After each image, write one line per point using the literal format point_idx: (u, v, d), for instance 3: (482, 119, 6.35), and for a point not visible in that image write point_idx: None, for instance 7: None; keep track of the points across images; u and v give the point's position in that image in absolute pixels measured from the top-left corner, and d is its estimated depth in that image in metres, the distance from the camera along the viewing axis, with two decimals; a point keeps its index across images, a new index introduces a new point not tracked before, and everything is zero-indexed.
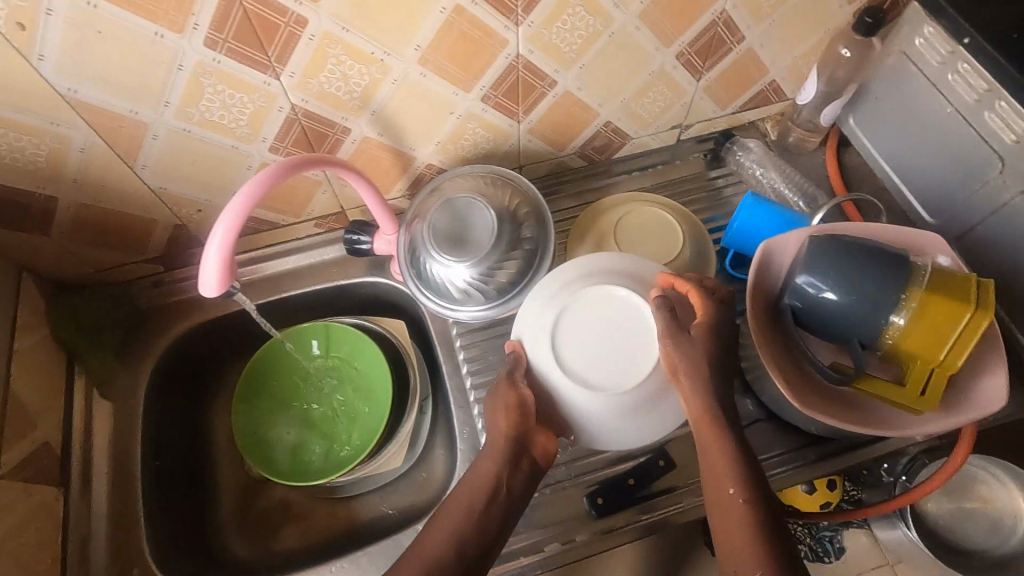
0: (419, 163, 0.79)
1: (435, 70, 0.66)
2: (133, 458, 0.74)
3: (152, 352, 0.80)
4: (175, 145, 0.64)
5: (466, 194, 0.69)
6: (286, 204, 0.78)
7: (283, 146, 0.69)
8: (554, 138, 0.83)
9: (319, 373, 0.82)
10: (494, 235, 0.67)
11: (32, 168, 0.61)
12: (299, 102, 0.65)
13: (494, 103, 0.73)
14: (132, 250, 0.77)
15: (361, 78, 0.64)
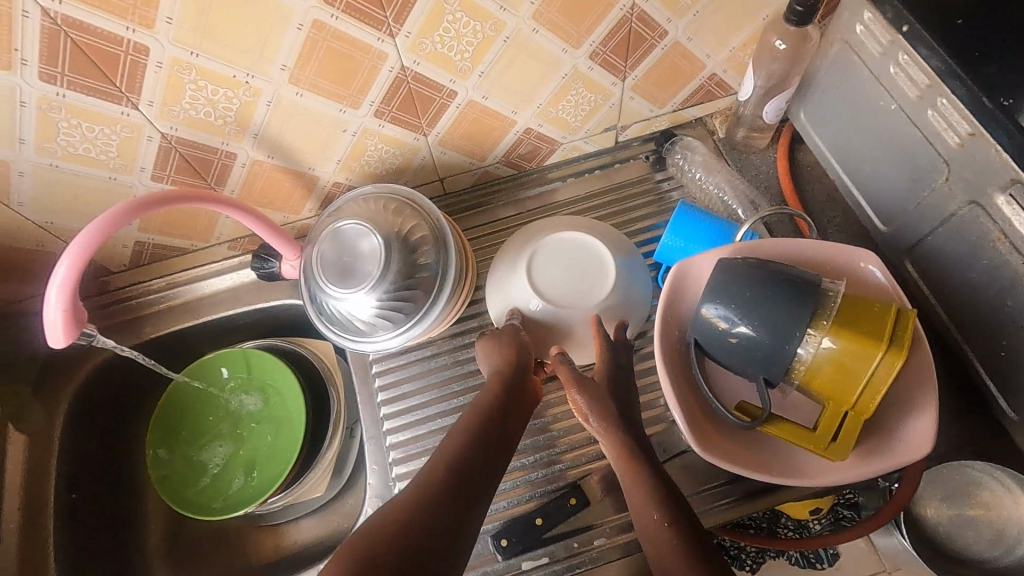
0: (325, 183, 0.75)
1: (311, 88, 0.61)
2: (46, 491, 0.74)
3: (69, 382, 0.79)
4: (46, 181, 0.62)
5: (354, 219, 0.65)
6: (188, 228, 0.75)
7: (166, 174, 0.66)
8: (470, 149, 0.78)
9: (235, 400, 0.80)
10: (381, 262, 0.63)
11: None
12: (168, 131, 0.61)
13: (391, 118, 0.68)
14: (39, 282, 0.76)
15: (229, 103, 0.60)
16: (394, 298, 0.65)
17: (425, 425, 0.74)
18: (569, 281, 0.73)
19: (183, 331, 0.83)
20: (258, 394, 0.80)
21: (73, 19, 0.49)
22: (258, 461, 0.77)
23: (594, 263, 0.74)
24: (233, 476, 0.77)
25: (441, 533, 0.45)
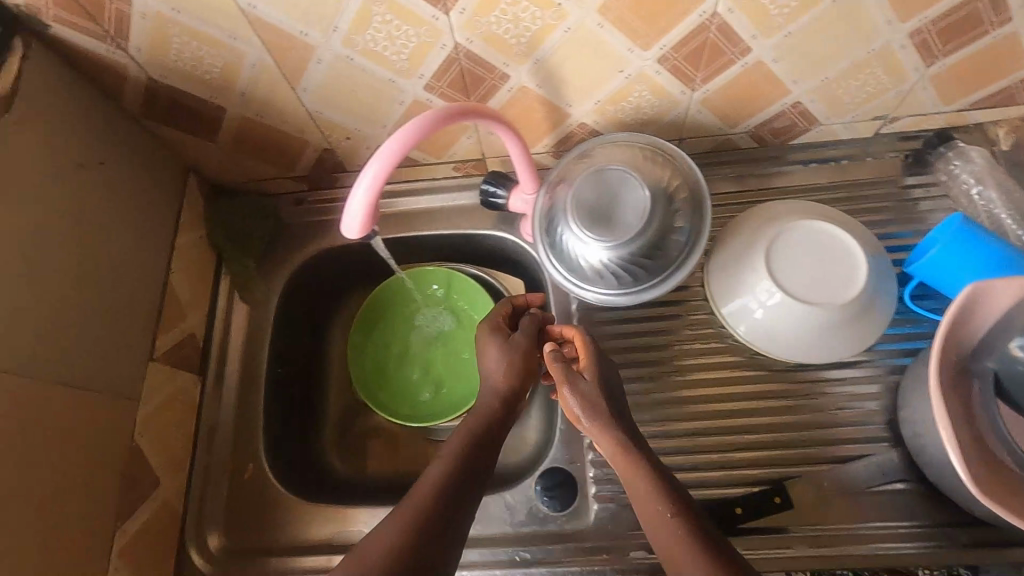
0: (572, 122, 0.73)
1: (615, 21, 0.58)
2: (260, 362, 0.80)
3: (287, 266, 0.84)
4: (336, 73, 0.63)
5: (621, 166, 0.63)
6: (429, 143, 0.76)
7: (438, 85, 0.66)
8: (727, 113, 0.73)
9: (427, 315, 0.85)
10: (645, 216, 0.61)
11: (207, 78, 0.63)
12: (463, 42, 0.60)
13: (672, 66, 0.64)
14: (283, 167, 0.80)
15: (532, 23, 0.58)
16: (643, 254, 0.63)
17: (620, 399, 0.74)
18: (813, 278, 0.67)
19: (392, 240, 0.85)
20: (449, 314, 0.84)
21: None
22: (447, 378, 0.81)
23: (847, 265, 0.68)
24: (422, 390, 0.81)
25: (448, 524, 0.49)
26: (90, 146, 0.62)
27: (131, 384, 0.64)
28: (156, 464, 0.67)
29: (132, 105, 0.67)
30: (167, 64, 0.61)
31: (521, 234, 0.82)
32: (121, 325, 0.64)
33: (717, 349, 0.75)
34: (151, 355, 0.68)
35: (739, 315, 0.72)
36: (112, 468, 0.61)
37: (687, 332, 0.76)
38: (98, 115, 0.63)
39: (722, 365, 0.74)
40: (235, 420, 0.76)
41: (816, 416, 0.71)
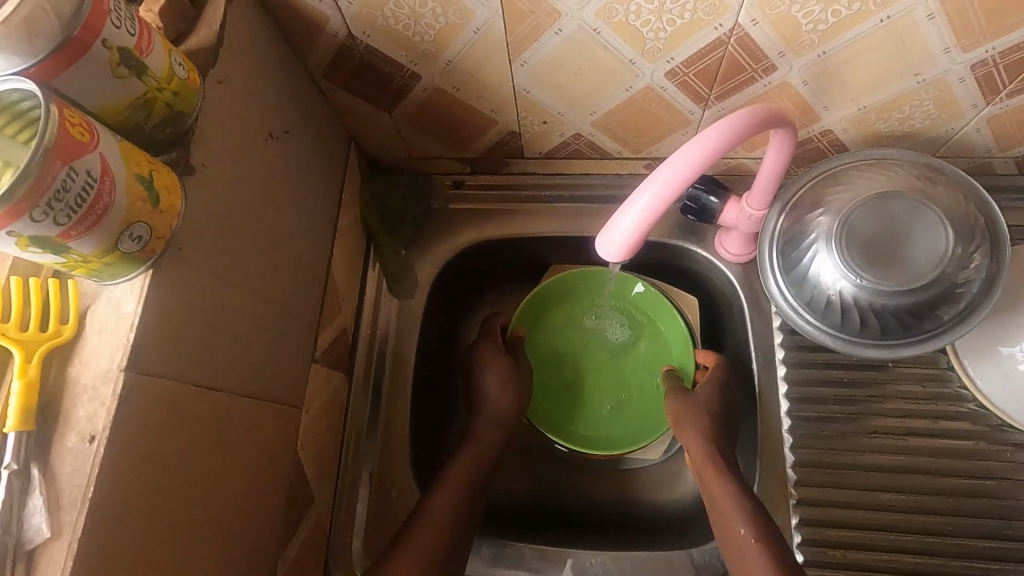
0: (818, 127, 0.61)
1: (952, 13, 0.46)
2: (409, 364, 0.71)
3: (440, 258, 0.75)
4: (572, 47, 0.52)
5: (912, 197, 0.51)
6: (634, 136, 0.65)
7: (684, 72, 0.55)
8: (1009, 134, 0.60)
9: (596, 321, 0.77)
10: (943, 263, 0.50)
11: (416, 40, 0.53)
12: (745, 23, 0.49)
13: (984, 74, 0.52)
14: (454, 147, 0.69)
15: (846, 7, 0.46)
16: (921, 307, 0.52)
17: (825, 458, 0.64)
18: None
19: (558, 239, 0.75)
20: (623, 323, 0.77)
21: None
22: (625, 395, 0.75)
23: None
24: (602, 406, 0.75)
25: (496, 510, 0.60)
26: (277, 111, 0.52)
27: (297, 390, 0.56)
28: (312, 478, 0.59)
29: (317, 64, 0.57)
30: (377, 19, 0.51)
31: (714, 249, 0.71)
32: (292, 322, 0.55)
33: (951, 413, 0.63)
34: (314, 355, 0.60)
35: (984, 369, 0.61)
36: (278, 487, 0.53)
37: (910, 388, 0.64)
38: (285, 74, 0.53)
39: (954, 433, 0.63)
40: (382, 428, 0.68)
41: None
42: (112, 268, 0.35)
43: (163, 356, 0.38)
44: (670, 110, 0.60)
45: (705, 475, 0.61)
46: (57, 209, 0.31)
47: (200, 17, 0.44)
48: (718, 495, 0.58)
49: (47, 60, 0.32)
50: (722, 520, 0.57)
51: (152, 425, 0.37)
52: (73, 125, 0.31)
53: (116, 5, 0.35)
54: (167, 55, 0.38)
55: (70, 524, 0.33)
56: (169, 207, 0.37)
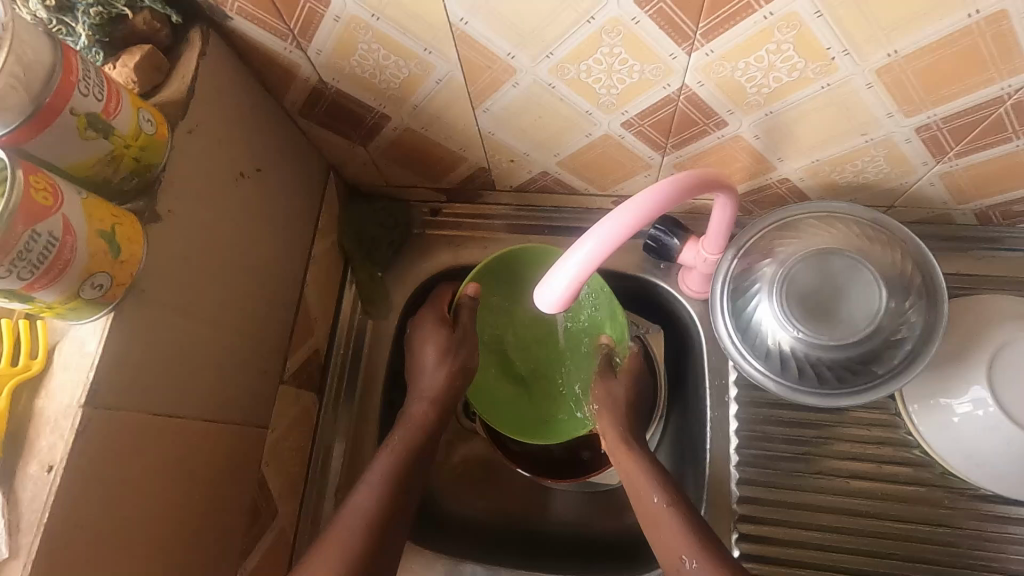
0: (775, 176, 0.62)
1: (890, 83, 0.48)
2: (379, 384, 0.74)
3: (414, 281, 0.78)
4: (529, 98, 0.55)
5: (849, 255, 0.53)
6: (599, 176, 0.67)
7: (639, 124, 0.57)
8: (963, 189, 0.61)
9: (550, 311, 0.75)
10: (876, 320, 0.52)
11: (383, 86, 0.56)
12: (692, 84, 0.50)
13: (929, 136, 0.53)
14: (429, 178, 0.72)
15: (786, 74, 0.48)
16: (857, 360, 0.54)
17: (770, 493, 0.66)
18: None
19: None
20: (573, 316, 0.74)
21: None
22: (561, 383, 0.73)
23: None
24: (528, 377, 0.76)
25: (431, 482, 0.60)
26: (249, 151, 0.55)
27: (264, 411, 0.60)
28: (277, 492, 0.63)
29: (292, 104, 0.60)
30: (344, 68, 0.54)
31: (677, 285, 0.73)
32: (260, 348, 0.59)
33: (896, 457, 0.66)
34: (283, 377, 0.63)
35: (930, 416, 0.63)
36: (239, 502, 0.56)
37: (858, 431, 0.67)
38: (259, 115, 0.57)
39: (897, 477, 0.65)
40: (350, 444, 0.72)
41: (999, 561, 0.62)
42: (76, 311, 0.39)
43: (123, 391, 0.42)
44: (630, 155, 0.62)
45: (621, 456, 0.63)
46: (20, 266, 0.34)
47: (174, 71, 0.48)
48: (631, 470, 0.61)
49: (18, 128, 0.35)
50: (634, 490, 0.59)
51: (109, 455, 0.41)
52: (38, 190, 0.34)
53: (85, 74, 0.38)
54: (135, 113, 0.42)
55: (26, 546, 0.36)
56: (130, 256, 0.41)
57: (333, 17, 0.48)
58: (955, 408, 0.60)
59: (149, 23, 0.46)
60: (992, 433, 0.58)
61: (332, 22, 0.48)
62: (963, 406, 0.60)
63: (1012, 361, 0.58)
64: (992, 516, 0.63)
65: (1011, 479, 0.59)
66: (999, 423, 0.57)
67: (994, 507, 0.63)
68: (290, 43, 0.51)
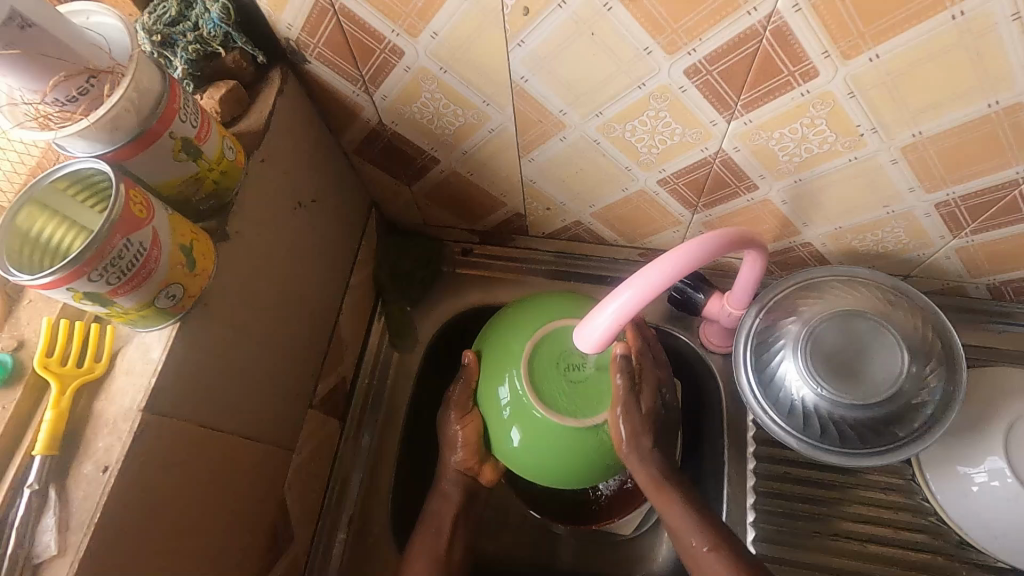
0: (799, 240, 0.66)
1: (913, 161, 0.51)
2: (400, 416, 0.75)
3: (442, 318, 0.80)
4: (574, 151, 0.59)
5: (872, 318, 0.56)
6: (630, 228, 0.70)
7: (674, 182, 0.60)
8: (978, 264, 0.64)
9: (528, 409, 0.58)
10: (898, 382, 0.54)
11: (437, 131, 0.60)
12: (728, 149, 0.54)
13: (947, 212, 0.57)
14: (466, 219, 0.76)
15: (818, 146, 0.52)
16: (879, 421, 0.55)
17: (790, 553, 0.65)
18: None
19: None
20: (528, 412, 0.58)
21: (786, 28, 0.42)
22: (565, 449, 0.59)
23: None
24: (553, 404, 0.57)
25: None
26: (308, 182, 0.59)
27: (293, 432, 0.61)
28: (295, 518, 0.63)
29: (349, 142, 0.64)
30: (404, 113, 0.58)
31: (698, 338, 0.75)
32: (296, 370, 0.60)
33: (917, 525, 0.66)
34: (312, 402, 0.65)
35: (948, 484, 0.63)
36: (260, 523, 0.56)
37: (875, 495, 0.67)
38: (319, 149, 0.60)
39: (916, 545, 0.65)
40: (367, 475, 0.72)
41: None
42: (147, 318, 0.41)
43: (178, 399, 0.43)
44: (662, 211, 0.65)
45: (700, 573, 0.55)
46: (110, 272, 0.36)
47: (253, 105, 0.52)
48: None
49: (123, 146, 0.39)
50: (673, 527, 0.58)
51: (158, 460, 0.42)
52: (135, 203, 0.37)
53: (185, 103, 0.41)
54: (221, 141, 0.45)
55: (74, 544, 0.37)
56: (203, 270, 0.43)
57: (403, 67, 0.52)
58: (971, 477, 0.61)
59: (237, 62, 0.50)
60: (1010, 499, 0.58)
61: (401, 71, 0.53)
62: (981, 475, 0.60)
63: None
64: None
65: None
66: (1016, 491, 0.58)
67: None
68: (359, 87, 0.56)
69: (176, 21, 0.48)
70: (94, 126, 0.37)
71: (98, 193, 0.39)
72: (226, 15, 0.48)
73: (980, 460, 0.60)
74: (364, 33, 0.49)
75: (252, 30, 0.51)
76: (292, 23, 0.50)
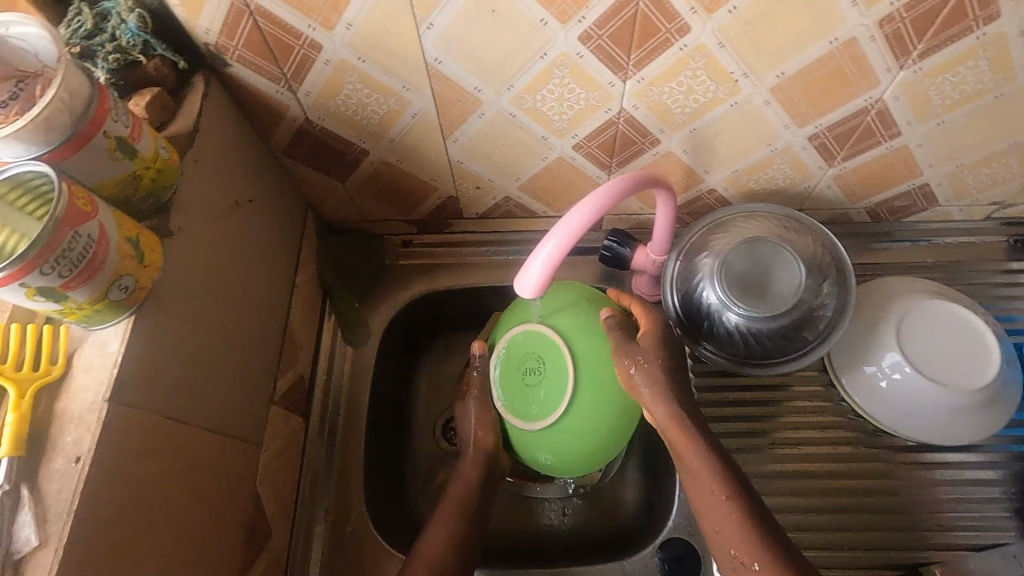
0: (704, 187, 0.73)
1: (782, 100, 0.60)
2: (363, 406, 0.77)
3: (391, 308, 0.83)
4: (493, 126, 0.64)
5: (772, 241, 0.63)
6: (555, 197, 0.76)
7: (587, 145, 0.67)
8: (854, 189, 0.74)
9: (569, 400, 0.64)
10: (800, 292, 0.61)
11: (364, 123, 0.63)
12: (628, 107, 0.61)
13: (819, 143, 0.66)
14: (402, 210, 0.79)
15: (703, 95, 0.59)
16: (790, 329, 0.63)
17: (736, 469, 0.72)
18: (947, 358, 0.67)
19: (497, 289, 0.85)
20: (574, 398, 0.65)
21: None
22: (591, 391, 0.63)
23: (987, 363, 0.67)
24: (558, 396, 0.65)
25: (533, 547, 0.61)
26: (243, 183, 0.61)
27: (258, 428, 0.62)
28: (271, 513, 0.64)
29: (278, 143, 0.66)
30: (330, 106, 0.61)
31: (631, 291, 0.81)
32: (254, 365, 0.62)
33: (843, 424, 0.74)
34: (273, 398, 0.66)
35: (860, 385, 0.72)
36: (237, 517, 0.57)
37: (802, 404, 0.75)
38: (251, 151, 0.63)
39: (841, 439, 0.73)
40: (337, 467, 0.73)
41: (935, 499, 0.71)
42: (101, 313, 0.42)
43: (142, 391, 0.45)
44: (581, 175, 0.71)
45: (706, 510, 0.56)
46: (61, 265, 0.38)
47: (179, 110, 0.54)
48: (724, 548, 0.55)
49: (58, 148, 0.40)
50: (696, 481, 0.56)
51: (131, 449, 0.43)
52: (79, 199, 0.39)
53: (116, 104, 0.43)
54: (154, 141, 0.47)
55: (56, 534, 0.38)
56: (152, 263, 0.45)
57: (324, 61, 0.56)
58: (876, 375, 0.70)
59: (159, 68, 0.52)
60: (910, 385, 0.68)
61: (322, 66, 0.56)
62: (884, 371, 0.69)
63: (912, 325, 0.69)
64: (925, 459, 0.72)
65: (935, 424, 0.68)
66: (913, 377, 0.67)
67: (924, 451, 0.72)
68: (282, 86, 0.58)
69: (92, 33, 0.50)
70: (28, 128, 0.39)
71: (39, 197, 0.40)
72: (143, 24, 0.50)
73: (881, 357, 0.69)
74: (281, 30, 0.53)
75: (170, 37, 0.53)
76: (210, 28, 0.52)
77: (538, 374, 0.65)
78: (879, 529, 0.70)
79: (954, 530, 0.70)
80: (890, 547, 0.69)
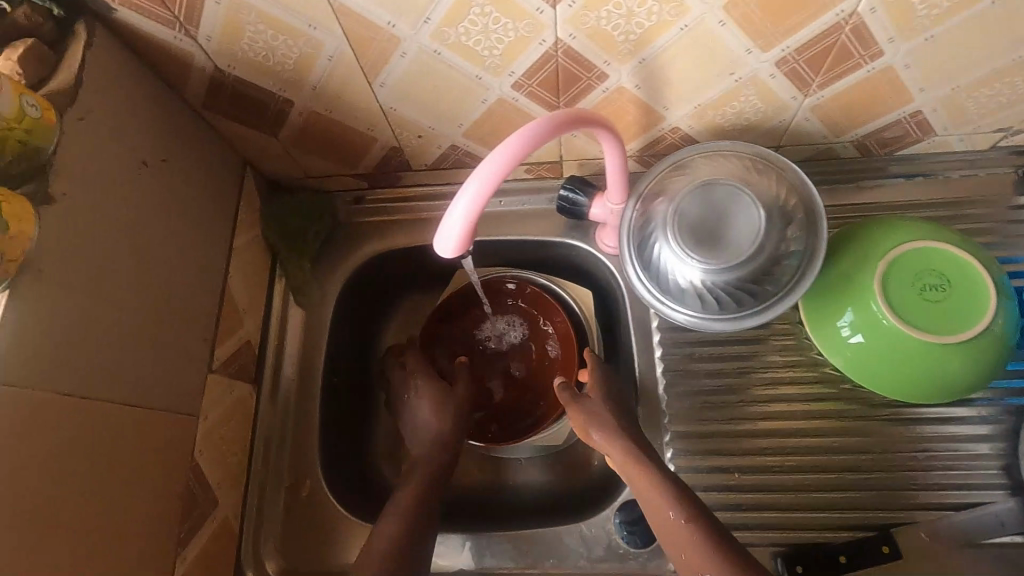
0: (666, 126, 0.67)
1: (739, 18, 0.52)
2: (316, 371, 0.75)
3: (344, 268, 0.79)
4: (420, 67, 0.58)
5: (730, 184, 0.57)
6: (505, 143, 0.70)
7: (528, 84, 0.60)
8: (837, 120, 0.66)
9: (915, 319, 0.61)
10: (759, 238, 0.55)
11: (278, 69, 0.58)
12: (565, 38, 0.54)
13: (789, 69, 0.58)
14: (345, 164, 0.74)
15: (646, 19, 0.52)
16: (749, 280, 0.57)
17: (706, 428, 0.69)
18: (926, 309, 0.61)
19: None
20: (918, 304, 0.61)
21: None
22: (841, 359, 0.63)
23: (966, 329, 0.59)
24: (928, 300, 0.61)
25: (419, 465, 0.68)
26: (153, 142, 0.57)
27: (193, 398, 0.60)
28: (215, 483, 0.63)
29: (194, 96, 0.61)
30: (236, 53, 0.56)
31: (595, 243, 0.76)
32: (182, 336, 0.60)
33: (817, 379, 0.69)
34: (211, 367, 0.64)
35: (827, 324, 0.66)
36: (173, 490, 0.56)
37: (778, 358, 0.70)
38: (161, 107, 0.58)
39: (817, 396, 0.69)
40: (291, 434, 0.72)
41: (920, 457, 0.66)
42: None
43: (28, 370, 0.43)
44: (528, 118, 0.65)
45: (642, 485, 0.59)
46: None
47: (61, 63, 0.49)
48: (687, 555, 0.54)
49: None
50: (653, 507, 0.58)
51: (17, 431, 0.42)
52: None
53: None
54: (18, 98, 0.43)
55: None
56: (23, 233, 0.42)
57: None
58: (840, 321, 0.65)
59: (29, 17, 0.47)
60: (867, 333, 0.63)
61: (214, 5, 0.50)
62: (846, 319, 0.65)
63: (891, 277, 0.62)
64: (911, 417, 0.67)
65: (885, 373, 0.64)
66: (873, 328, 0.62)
67: (910, 410, 0.67)
68: (178, 31, 0.53)
69: None
70: None
71: None
72: None
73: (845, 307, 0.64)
74: None
75: None
76: None
77: (940, 290, 0.61)
78: (859, 490, 0.66)
79: (934, 488, 0.66)
80: (870, 510, 0.66)
